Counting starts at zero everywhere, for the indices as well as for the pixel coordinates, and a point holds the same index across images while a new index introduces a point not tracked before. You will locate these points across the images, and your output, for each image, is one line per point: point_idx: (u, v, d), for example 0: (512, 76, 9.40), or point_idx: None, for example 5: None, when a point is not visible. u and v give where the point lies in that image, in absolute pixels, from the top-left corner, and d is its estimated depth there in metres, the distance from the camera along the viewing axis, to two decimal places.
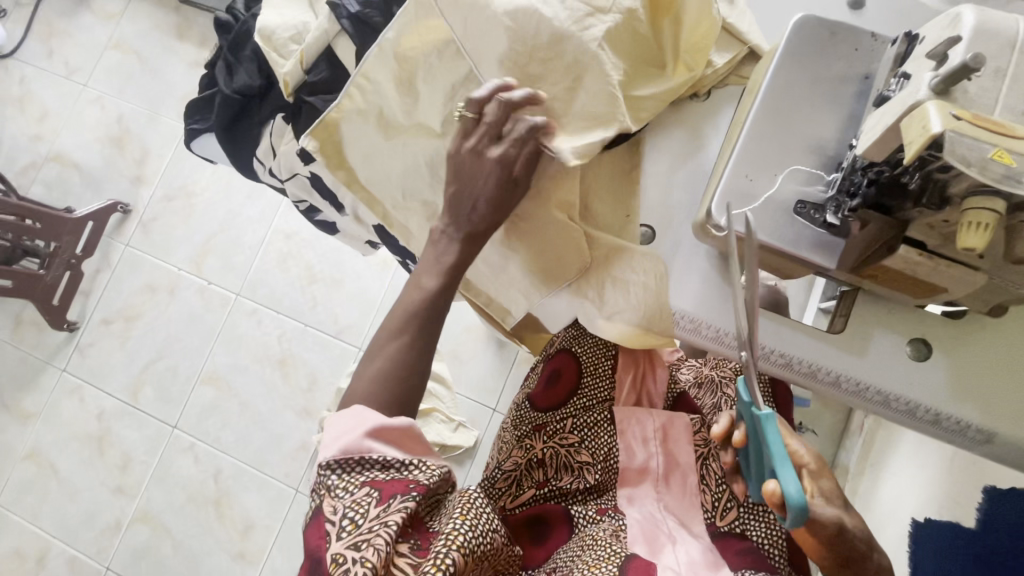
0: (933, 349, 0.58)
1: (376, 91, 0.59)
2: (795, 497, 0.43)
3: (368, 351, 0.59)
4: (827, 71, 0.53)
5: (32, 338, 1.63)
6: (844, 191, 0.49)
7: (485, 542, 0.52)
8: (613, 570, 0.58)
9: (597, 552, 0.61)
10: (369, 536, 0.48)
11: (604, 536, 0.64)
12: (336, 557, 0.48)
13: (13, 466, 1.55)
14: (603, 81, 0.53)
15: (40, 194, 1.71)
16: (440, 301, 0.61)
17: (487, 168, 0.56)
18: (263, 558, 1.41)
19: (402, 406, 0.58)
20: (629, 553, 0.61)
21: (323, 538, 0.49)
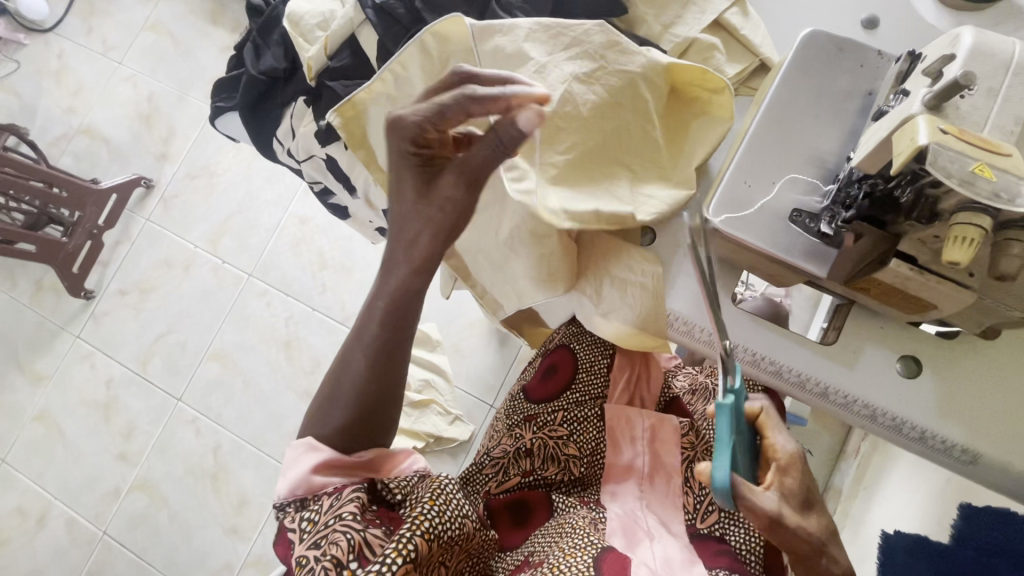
0: (924, 366, 0.58)
1: (408, 82, 0.60)
2: (720, 482, 0.49)
3: (314, 405, 0.60)
4: (831, 85, 0.54)
5: (50, 303, 1.68)
6: (839, 202, 0.50)
7: (453, 528, 0.55)
8: (587, 562, 0.58)
9: (575, 540, 0.62)
10: (325, 531, 0.52)
11: (584, 525, 0.65)
12: (300, 559, 0.52)
13: (22, 426, 1.60)
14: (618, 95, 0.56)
15: (68, 165, 1.77)
16: (383, 343, 0.57)
17: (388, 129, 0.52)
18: (255, 534, 1.43)
19: (357, 440, 0.58)
20: (604, 546, 0.62)
21: (289, 546, 0.54)
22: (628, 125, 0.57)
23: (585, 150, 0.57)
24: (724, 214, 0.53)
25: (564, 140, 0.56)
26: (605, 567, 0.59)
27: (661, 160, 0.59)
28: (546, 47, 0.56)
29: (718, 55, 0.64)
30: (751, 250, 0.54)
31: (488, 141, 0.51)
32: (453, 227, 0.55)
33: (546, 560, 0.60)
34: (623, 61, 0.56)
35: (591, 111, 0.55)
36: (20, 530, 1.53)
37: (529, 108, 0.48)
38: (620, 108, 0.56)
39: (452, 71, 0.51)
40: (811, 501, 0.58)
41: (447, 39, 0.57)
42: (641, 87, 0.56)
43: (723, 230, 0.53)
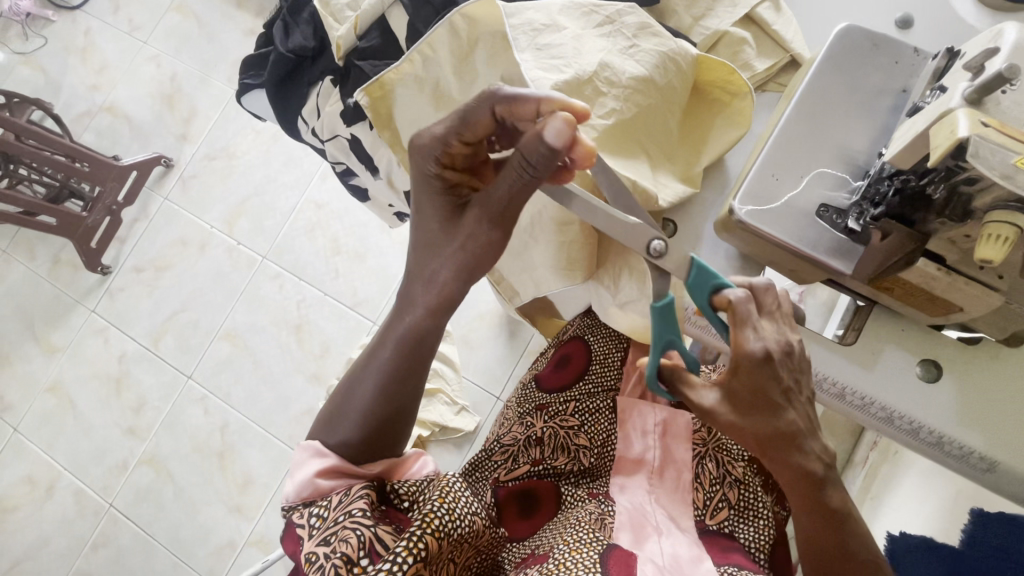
0: (944, 371, 0.58)
1: (436, 62, 0.59)
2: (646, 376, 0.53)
3: (323, 418, 0.60)
4: (865, 82, 0.54)
5: (67, 277, 1.70)
6: (868, 198, 0.50)
7: (463, 526, 0.54)
8: (594, 559, 0.58)
9: (582, 536, 0.62)
10: (336, 529, 0.52)
11: (590, 520, 0.65)
12: (309, 555, 0.51)
13: (35, 396, 1.62)
14: (648, 79, 0.55)
15: (91, 141, 1.79)
16: (405, 369, 0.58)
17: (416, 152, 0.52)
18: (258, 514, 1.44)
19: (367, 455, 0.59)
20: (610, 544, 0.62)
21: (297, 542, 0.53)
22: (652, 110, 0.56)
23: (623, 118, 0.55)
24: (750, 205, 0.52)
25: (605, 103, 0.55)
26: (611, 563, 0.59)
27: (673, 154, 0.60)
28: (579, 26, 0.57)
29: (747, 49, 0.64)
30: (776, 245, 0.53)
31: (515, 164, 0.47)
32: (472, 270, 0.55)
33: (551, 555, 0.60)
34: (654, 43, 0.56)
35: (629, 84, 0.55)
36: (29, 498, 1.55)
37: (558, 118, 0.45)
38: (650, 93, 0.56)
39: (488, 94, 0.47)
40: (766, 407, 0.47)
41: (476, 22, 0.57)
42: (673, 74, 0.56)
43: (749, 222, 0.52)
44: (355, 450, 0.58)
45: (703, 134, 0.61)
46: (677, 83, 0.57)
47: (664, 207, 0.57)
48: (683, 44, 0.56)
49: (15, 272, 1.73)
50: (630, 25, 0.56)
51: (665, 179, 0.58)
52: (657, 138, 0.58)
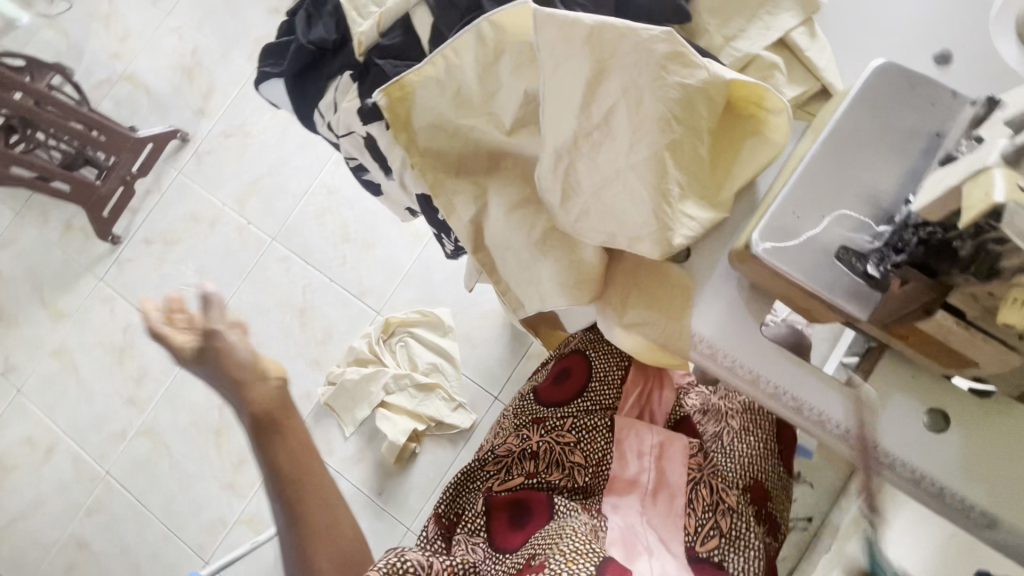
0: (952, 422, 0.57)
1: (460, 69, 0.59)
2: None
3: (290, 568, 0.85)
4: (897, 123, 0.52)
5: (78, 244, 1.71)
6: (891, 245, 0.48)
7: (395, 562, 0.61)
8: (591, 569, 0.60)
9: (574, 544, 0.62)
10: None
11: (583, 532, 0.65)
12: None
13: (39, 359, 1.64)
14: (664, 104, 0.52)
15: (109, 110, 1.79)
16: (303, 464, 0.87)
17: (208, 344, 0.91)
18: (251, 493, 1.46)
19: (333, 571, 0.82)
20: (608, 556, 0.63)
21: None
22: (677, 140, 0.54)
23: (637, 154, 0.54)
24: (768, 241, 0.51)
25: (609, 149, 0.56)
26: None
27: (702, 181, 0.57)
28: (601, 54, 0.53)
29: (778, 75, 0.62)
30: (791, 283, 0.52)
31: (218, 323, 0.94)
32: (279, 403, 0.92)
33: (546, 565, 0.60)
34: (683, 75, 0.52)
35: (648, 118, 0.53)
36: (28, 459, 1.58)
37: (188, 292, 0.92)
38: (673, 125, 0.53)
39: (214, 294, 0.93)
40: None
41: (503, 30, 0.56)
42: (699, 105, 0.53)
43: (766, 259, 0.52)
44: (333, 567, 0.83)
45: (730, 159, 0.59)
46: (704, 111, 0.54)
47: (682, 244, 0.56)
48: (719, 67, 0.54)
49: (28, 234, 1.74)
50: (659, 55, 0.52)
51: (687, 210, 0.57)
52: (685, 165, 0.56)
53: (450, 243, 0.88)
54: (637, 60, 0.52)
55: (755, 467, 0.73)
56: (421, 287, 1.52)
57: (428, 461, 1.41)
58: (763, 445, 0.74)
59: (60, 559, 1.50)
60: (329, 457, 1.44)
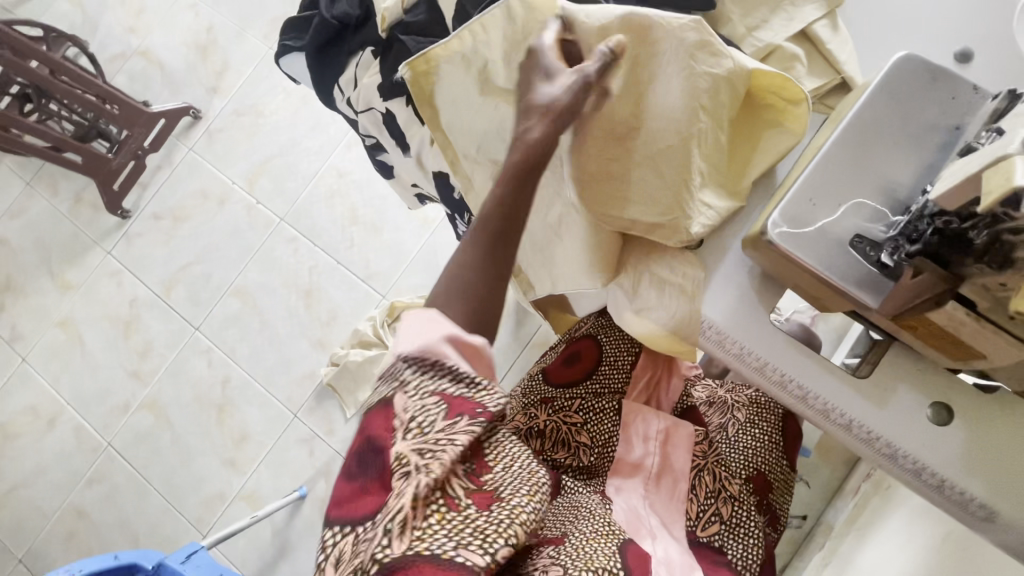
0: (955, 415, 0.57)
1: (485, 45, 0.59)
2: None
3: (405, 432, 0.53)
4: (917, 116, 0.52)
5: (87, 216, 1.71)
6: (906, 235, 0.48)
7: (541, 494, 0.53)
8: (612, 548, 0.59)
9: (594, 526, 0.62)
10: (433, 440, 0.49)
11: (601, 514, 0.65)
12: (400, 455, 0.48)
13: (45, 329, 1.65)
14: (693, 91, 0.53)
15: (123, 84, 1.79)
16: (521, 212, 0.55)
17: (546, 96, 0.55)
18: (252, 470, 1.47)
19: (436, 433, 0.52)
20: (626, 537, 0.63)
21: (390, 431, 0.50)
22: (703, 127, 0.54)
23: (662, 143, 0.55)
24: (783, 226, 0.52)
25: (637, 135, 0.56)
26: (629, 556, 0.60)
27: (721, 171, 0.58)
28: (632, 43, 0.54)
29: (799, 66, 0.62)
30: (803, 270, 0.53)
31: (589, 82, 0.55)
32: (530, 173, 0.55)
33: (568, 538, 0.59)
34: (711, 65, 0.53)
35: (676, 106, 0.54)
36: (30, 428, 1.59)
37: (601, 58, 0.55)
38: (700, 115, 0.54)
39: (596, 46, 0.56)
40: None
41: (535, 11, 0.57)
42: (722, 96, 0.54)
43: (781, 245, 0.52)
44: (462, 314, 0.54)
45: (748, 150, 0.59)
46: (727, 101, 0.54)
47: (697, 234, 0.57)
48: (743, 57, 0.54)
49: (38, 205, 1.75)
50: (688, 44, 0.52)
51: (706, 200, 0.57)
52: (711, 152, 0.56)
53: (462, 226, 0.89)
54: (667, 49, 0.53)
55: (759, 458, 0.76)
56: (427, 272, 1.52)
57: None
58: (768, 438, 0.77)
59: (60, 528, 1.52)
60: (331, 437, 1.45)
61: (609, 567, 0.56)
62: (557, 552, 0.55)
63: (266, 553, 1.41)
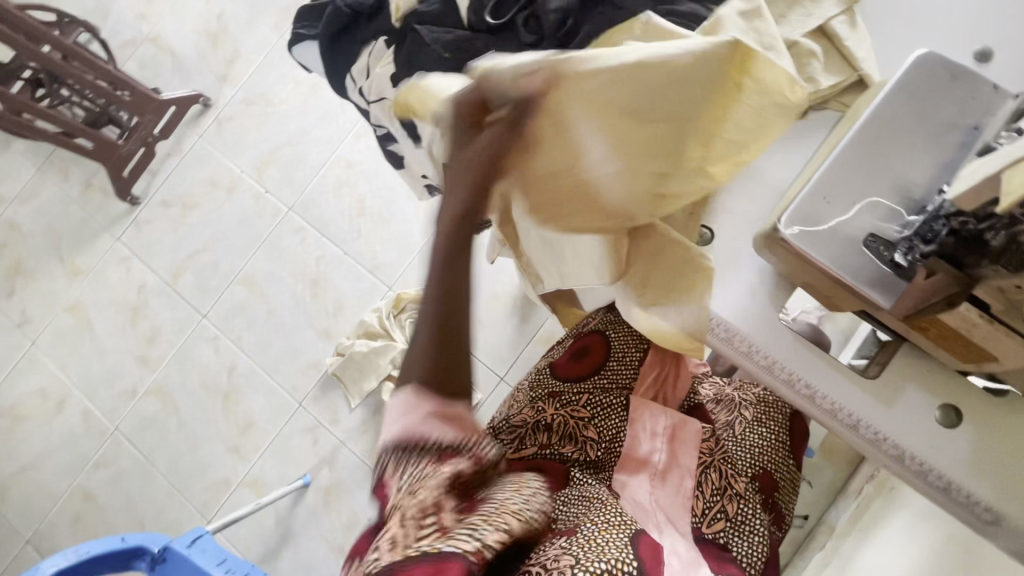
0: (963, 417, 0.57)
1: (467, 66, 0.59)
2: None
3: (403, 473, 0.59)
4: (935, 115, 0.52)
5: (97, 202, 1.72)
6: (919, 235, 0.48)
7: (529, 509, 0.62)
8: (624, 538, 0.60)
9: (607, 516, 0.63)
10: (419, 490, 0.57)
11: (611, 504, 0.65)
12: (393, 512, 0.57)
13: (54, 313, 1.67)
14: (609, 135, 0.55)
15: (133, 71, 1.80)
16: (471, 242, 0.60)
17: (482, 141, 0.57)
18: (256, 457, 1.48)
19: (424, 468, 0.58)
20: (639, 528, 0.63)
21: (386, 496, 0.60)
22: (630, 162, 0.56)
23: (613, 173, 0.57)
24: (795, 225, 0.52)
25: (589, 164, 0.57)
26: (641, 546, 0.60)
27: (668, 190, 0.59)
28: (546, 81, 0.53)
29: (815, 63, 0.62)
30: (816, 269, 0.52)
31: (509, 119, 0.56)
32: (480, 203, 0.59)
33: (581, 531, 0.60)
34: (628, 105, 0.53)
35: (609, 145, 0.56)
36: (39, 410, 1.61)
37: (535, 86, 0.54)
38: (629, 155, 0.55)
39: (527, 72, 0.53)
40: None
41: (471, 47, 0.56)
42: (649, 131, 0.54)
43: (794, 243, 0.52)
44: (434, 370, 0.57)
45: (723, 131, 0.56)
46: (657, 130, 0.54)
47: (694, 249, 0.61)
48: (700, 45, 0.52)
49: (48, 190, 1.76)
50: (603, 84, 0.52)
51: (677, 192, 0.59)
52: (648, 176, 0.58)
53: None
54: (582, 95, 0.53)
55: (765, 457, 0.77)
56: None
57: None
58: (774, 437, 0.78)
59: (67, 510, 1.54)
60: (336, 426, 1.46)
61: (621, 560, 0.57)
62: (568, 544, 0.58)
63: (270, 539, 1.43)
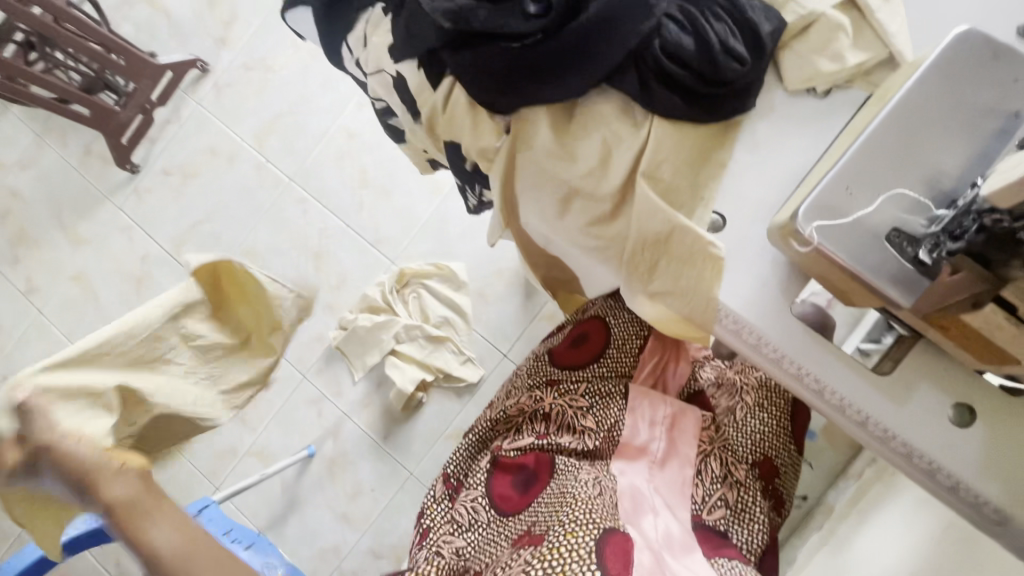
0: (978, 417, 0.55)
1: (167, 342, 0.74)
2: None
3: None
4: (973, 100, 0.48)
5: (97, 170, 1.70)
6: (948, 231, 0.45)
7: None
8: (586, 544, 0.60)
9: (578, 516, 0.63)
10: None
11: (585, 502, 0.65)
12: None
13: (59, 283, 1.67)
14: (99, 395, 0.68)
15: (129, 33, 1.74)
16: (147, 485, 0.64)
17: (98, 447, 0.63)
18: (261, 428, 1.50)
19: None
20: (609, 528, 0.62)
21: None
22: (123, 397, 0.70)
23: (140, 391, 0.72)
24: (815, 221, 0.49)
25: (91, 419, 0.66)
26: (606, 553, 0.59)
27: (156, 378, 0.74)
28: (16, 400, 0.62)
29: (843, 38, 0.57)
30: (833, 265, 0.50)
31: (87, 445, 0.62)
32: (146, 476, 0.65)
33: (548, 538, 0.63)
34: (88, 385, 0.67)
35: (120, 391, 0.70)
36: None
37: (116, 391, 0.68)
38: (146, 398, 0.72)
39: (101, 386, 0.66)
40: None
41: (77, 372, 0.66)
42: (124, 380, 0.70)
43: (811, 239, 0.49)
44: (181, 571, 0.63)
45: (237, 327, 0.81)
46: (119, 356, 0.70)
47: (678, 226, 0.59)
48: (178, 293, 0.74)
49: (48, 157, 1.73)
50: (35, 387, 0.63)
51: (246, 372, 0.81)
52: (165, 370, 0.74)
53: (473, 198, 0.86)
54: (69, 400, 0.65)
55: (767, 443, 0.75)
56: (437, 240, 1.50)
57: (433, 411, 1.43)
58: (776, 423, 0.75)
59: None
60: (339, 399, 1.47)
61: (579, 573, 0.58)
62: (533, 557, 0.60)
63: (275, 507, 1.45)
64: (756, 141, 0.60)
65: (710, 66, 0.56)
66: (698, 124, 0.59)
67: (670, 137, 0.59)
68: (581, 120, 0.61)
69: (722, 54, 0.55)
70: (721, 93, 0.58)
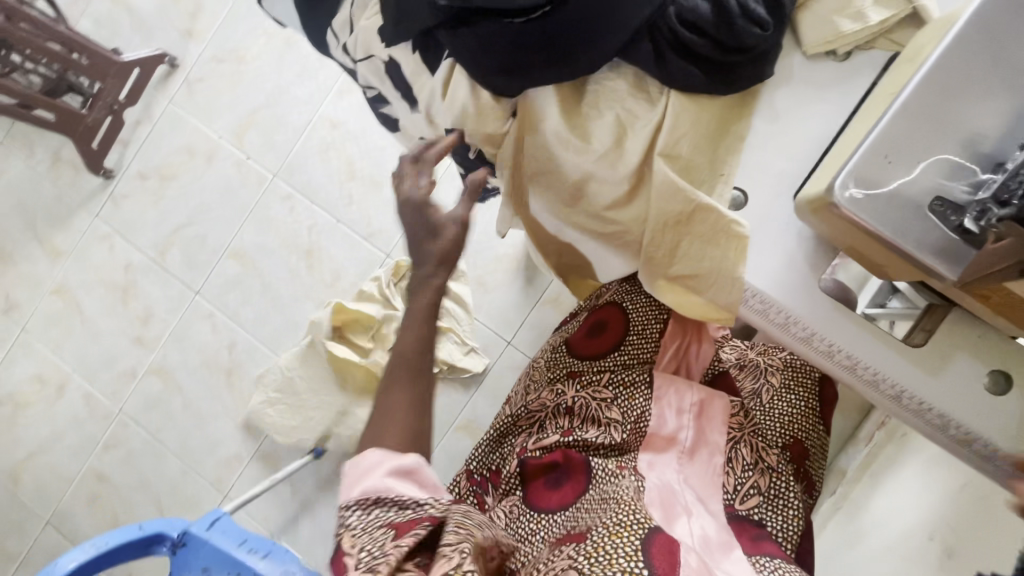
0: (1015, 383, 0.53)
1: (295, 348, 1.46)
2: None
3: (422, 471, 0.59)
4: (1016, 54, 0.45)
5: (69, 178, 1.62)
6: (994, 196, 0.42)
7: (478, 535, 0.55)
8: (634, 543, 0.56)
9: (620, 516, 0.59)
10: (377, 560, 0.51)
11: (627, 503, 0.61)
12: None
13: (40, 298, 1.60)
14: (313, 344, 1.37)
15: (88, 29, 1.64)
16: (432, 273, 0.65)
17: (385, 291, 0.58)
18: (265, 432, 1.47)
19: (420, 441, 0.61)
20: (653, 528, 0.59)
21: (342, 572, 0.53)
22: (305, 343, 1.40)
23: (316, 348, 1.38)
24: (851, 194, 0.46)
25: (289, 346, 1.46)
26: (654, 553, 0.56)
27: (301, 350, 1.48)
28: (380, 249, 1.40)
29: None
30: (870, 238, 0.48)
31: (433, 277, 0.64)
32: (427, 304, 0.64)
33: (589, 536, 0.58)
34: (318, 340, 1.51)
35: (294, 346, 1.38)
36: (39, 396, 1.57)
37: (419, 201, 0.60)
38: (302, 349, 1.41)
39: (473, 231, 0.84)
40: None
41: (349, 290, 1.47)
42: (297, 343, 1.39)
43: (846, 211, 0.47)
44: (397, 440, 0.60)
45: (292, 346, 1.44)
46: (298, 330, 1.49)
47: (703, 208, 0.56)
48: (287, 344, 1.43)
49: (15, 167, 1.65)
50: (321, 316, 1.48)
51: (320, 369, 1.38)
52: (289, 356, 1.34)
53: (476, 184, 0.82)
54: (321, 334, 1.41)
55: (796, 425, 0.75)
56: None
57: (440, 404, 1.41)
58: (805, 405, 0.76)
59: (82, 491, 1.53)
60: None
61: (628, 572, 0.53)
62: (576, 554, 0.56)
63: (286, 510, 1.44)
64: (775, 111, 0.57)
65: (728, 33, 0.52)
66: (715, 96, 0.56)
67: (687, 112, 0.56)
68: (590, 100, 0.58)
69: (741, 17, 0.52)
70: (740, 61, 0.54)
